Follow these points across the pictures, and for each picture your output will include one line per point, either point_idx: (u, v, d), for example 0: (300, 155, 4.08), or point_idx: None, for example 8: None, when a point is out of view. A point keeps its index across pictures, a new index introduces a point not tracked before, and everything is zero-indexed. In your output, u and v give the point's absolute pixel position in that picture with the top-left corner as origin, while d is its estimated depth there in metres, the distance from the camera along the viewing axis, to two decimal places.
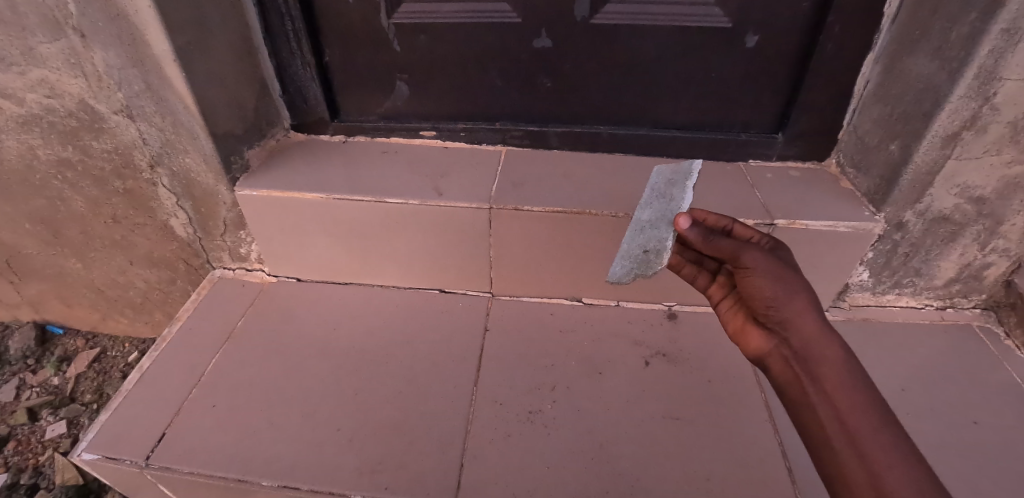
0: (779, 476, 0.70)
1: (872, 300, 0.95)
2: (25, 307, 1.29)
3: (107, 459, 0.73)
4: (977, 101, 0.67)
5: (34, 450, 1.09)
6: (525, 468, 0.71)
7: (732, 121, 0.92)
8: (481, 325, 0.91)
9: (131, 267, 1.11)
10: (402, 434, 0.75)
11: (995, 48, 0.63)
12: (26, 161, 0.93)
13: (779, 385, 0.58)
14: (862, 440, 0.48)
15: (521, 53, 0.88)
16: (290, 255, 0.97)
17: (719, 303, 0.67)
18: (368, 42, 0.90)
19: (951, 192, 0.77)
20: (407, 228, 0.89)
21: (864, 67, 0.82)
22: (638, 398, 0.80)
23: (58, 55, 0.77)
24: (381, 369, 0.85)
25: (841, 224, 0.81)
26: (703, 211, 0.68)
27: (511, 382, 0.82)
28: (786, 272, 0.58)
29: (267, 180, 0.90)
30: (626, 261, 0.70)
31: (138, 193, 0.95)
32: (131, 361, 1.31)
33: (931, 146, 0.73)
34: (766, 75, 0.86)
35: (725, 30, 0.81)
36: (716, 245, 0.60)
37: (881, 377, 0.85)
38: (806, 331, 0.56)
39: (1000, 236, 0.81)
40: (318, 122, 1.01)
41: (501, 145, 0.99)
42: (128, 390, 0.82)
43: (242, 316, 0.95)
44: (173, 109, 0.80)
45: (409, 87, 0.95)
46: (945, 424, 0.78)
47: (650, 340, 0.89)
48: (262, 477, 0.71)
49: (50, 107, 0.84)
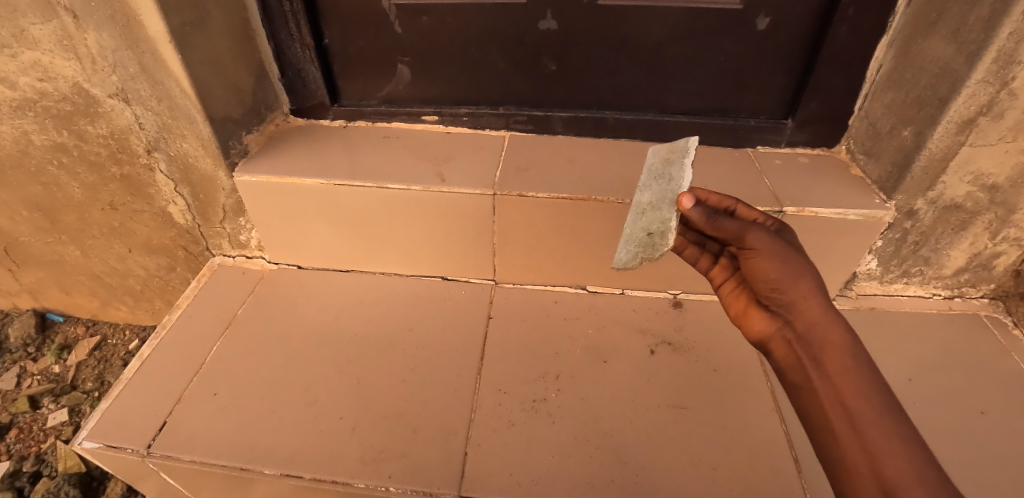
0: (785, 467, 0.70)
1: (879, 289, 0.94)
2: (24, 295, 1.28)
3: (107, 448, 0.73)
4: (994, 85, 0.65)
5: (35, 437, 1.10)
6: (528, 456, 0.70)
7: (740, 107, 0.91)
8: (485, 312, 0.91)
9: (130, 254, 1.10)
10: (405, 422, 0.75)
11: (1015, 30, 0.60)
12: (22, 147, 0.91)
13: (781, 369, 0.57)
14: (864, 425, 0.48)
15: (525, 35, 0.86)
16: (292, 242, 0.96)
17: (722, 286, 0.65)
18: (368, 23, 0.88)
19: (964, 180, 0.75)
20: (409, 214, 0.87)
21: (878, 51, 0.80)
22: (643, 387, 0.79)
23: (51, 37, 0.75)
24: (383, 357, 0.84)
25: (850, 212, 0.80)
26: (705, 191, 0.65)
27: (515, 370, 0.82)
28: (792, 254, 0.57)
29: (266, 166, 0.88)
30: (632, 245, 0.67)
31: (135, 179, 0.94)
32: (132, 349, 1.30)
33: (946, 132, 0.71)
34: (778, 58, 0.84)
35: (735, 12, 0.79)
36: (721, 225, 0.58)
37: (888, 366, 0.84)
38: (810, 315, 0.55)
39: (1011, 225, 0.79)
40: (318, 106, 0.99)
41: (505, 130, 0.97)
42: (127, 378, 0.82)
43: (243, 304, 0.94)
44: (169, 92, 0.78)
45: (411, 70, 0.93)
46: (952, 415, 0.78)
47: (656, 328, 0.88)
48: (264, 466, 0.70)
49: (44, 90, 0.82)
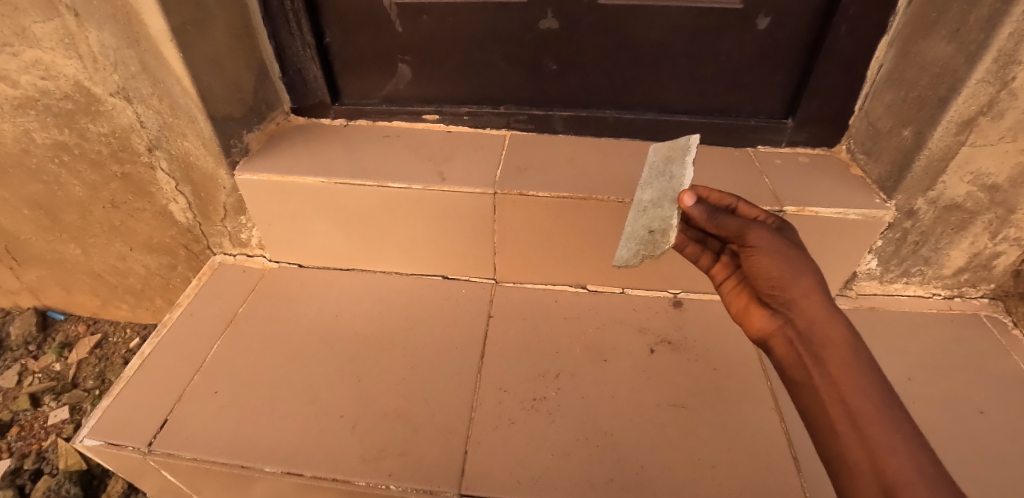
0: (784, 465, 0.70)
1: (879, 289, 0.94)
2: (25, 293, 1.28)
3: (108, 445, 0.73)
4: (995, 85, 0.65)
5: (37, 435, 1.10)
6: (528, 455, 0.71)
7: (741, 107, 0.91)
8: (485, 311, 0.91)
9: (131, 253, 1.10)
10: (405, 421, 0.75)
11: (1015, 30, 0.60)
12: (23, 145, 0.91)
13: (782, 367, 0.57)
14: (865, 422, 0.48)
15: (526, 35, 0.86)
16: (292, 240, 0.96)
17: (723, 284, 0.66)
18: (369, 22, 0.88)
19: (964, 179, 0.75)
20: (410, 213, 0.87)
21: (879, 51, 0.80)
22: (643, 386, 0.80)
23: (53, 35, 0.75)
24: (383, 356, 0.84)
25: (851, 211, 0.80)
26: (706, 188, 0.66)
27: (515, 368, 0.82)
28: (793, 252, 0.57)
29: (267, 165, 0.88)
30: (632, 243, 0.67)
31: (136, 178, 0.94)
32: (133, 347, 1.31)
33: (946, 131, 0.71)
34: (778, 58, 0.84)
35: (736, 12, 0.79)
36: (721, 223, 0.59)
37: (888, 365, 0.84)
38: (810, 313, 0.55)
39: (1011, 225, 0.79)
40: (318, 105, 0.99)
41: (505, 129, 0.98)
42: (129, 376, 0.82)
43: (243, 303, 0.94)
44: (170, 91, 0.78)
45: (412, 69, 0.93)
46: (951, 414, 0.78)
47: (656, 327, 0.89)
48: (265, 464, 0.70)
49: (46, 88, 0.82)
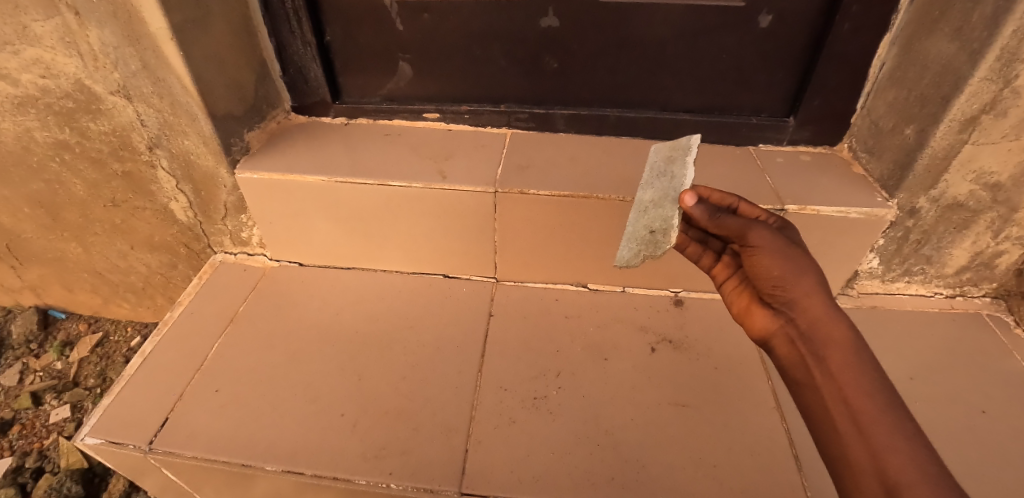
0: (785, 464, 0.70)
1: (881, 288, 0.94)
2: (26, 292, 1.28)
3: (109, 444, 0.73)
4: (998, 84, 0.65)
5: (38, 433, 1.10)
6: (529, 453, 0.71)
7: (742, 105, 0.90)
8: (485, 310, 0.91)
9: (132, 251, 1.10)
10: (406, 419, 0.75)
11: (1018, 28, 0.60)
12: (24, 143, 0.91)
13: (784, 367, 0.57)
14: (866, 421, 0.48)
15: (527, 33, 0.86)
16: (293, 239, 0.96)
17: (725, 284, 0.65)
18: (369, 20, 0.88)
19: (966, 178, 0.75)
20: (411, 211, 0.87)
21: (881, 49, 0.80)
22: (644, 385, 0.79)
23: (53, 34, 0.75)
24: (384, 355, 0.84)
25: (852, 210, 0.79)
26: (708, 188, 0.65)
27: (516, 367, 0.82)
28: (794, 251, 0.57)
29: (268, 163, 0.88)
30: (633, 243, 0.67)
31: (137, 176, 0.94)
32: (134, 346, 1.31)
33: (948, 130, 0.71)
34: (780, 56, 0.84)
35: (738, 10, 0.79)
36: (722, 223, 0.59)
37: (889, 364, 0.84)
38: (812, 312, 0.55)
39: (1014, 224, 0.79)
40: (319, 103, 0.99)
41: (506, 128, 0.97)
42: (130, 375, 0.82)
43: (244, 301, 0.94)
44: (171, 89, 0.78)
45: (412, 67, 0.93)
46: (952, 413, 0.78)
47: (657, 326, 0.89)
48: (266, 462, 0.70)
49: (46, 87, 0.82)
